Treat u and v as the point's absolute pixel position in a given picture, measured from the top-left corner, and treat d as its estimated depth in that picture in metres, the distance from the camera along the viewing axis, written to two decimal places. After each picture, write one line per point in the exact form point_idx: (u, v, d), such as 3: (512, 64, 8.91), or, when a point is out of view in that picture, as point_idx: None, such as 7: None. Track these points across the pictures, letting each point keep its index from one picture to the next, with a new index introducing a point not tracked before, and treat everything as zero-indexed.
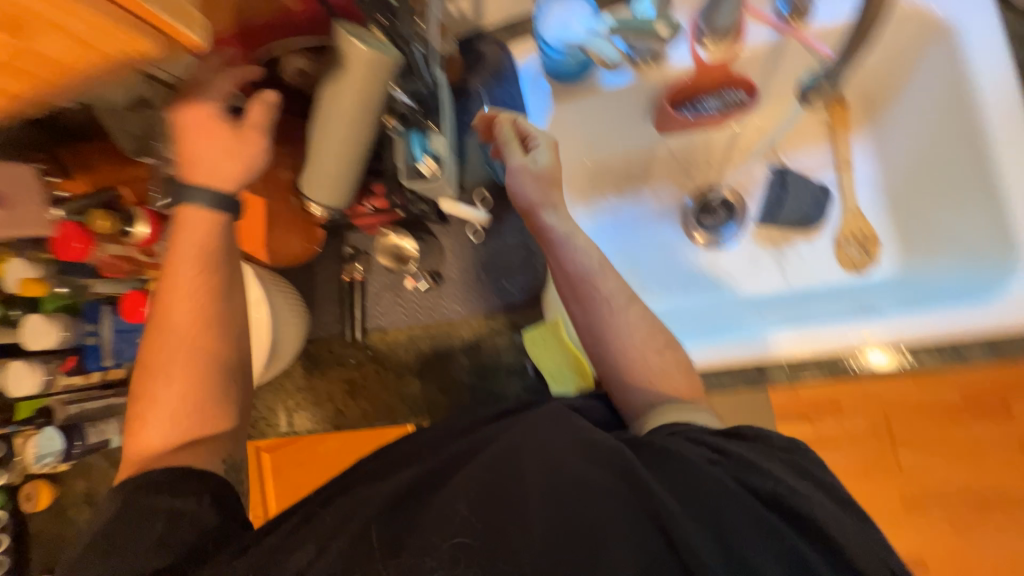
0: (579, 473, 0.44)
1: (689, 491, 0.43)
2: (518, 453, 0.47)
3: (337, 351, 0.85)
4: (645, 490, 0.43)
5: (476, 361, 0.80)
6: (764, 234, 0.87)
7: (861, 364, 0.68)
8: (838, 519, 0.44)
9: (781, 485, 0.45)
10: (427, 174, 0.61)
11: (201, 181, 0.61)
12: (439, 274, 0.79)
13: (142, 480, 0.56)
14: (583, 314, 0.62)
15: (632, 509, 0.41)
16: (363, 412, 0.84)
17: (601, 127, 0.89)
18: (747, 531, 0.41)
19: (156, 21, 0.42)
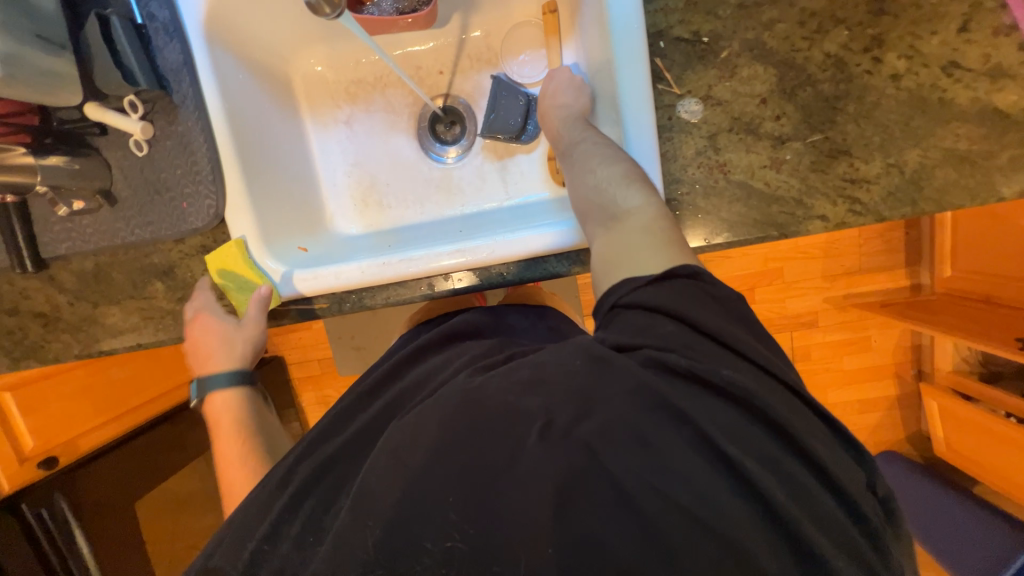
0: (564, 380, 0.47)
1: (639, 411, 0.43)
2: (508, 382, 0.49)
3: (17, 284, 0.77)
4: (508, 399, 0.47)
5: (174, 287, 0.76)
6: (489, 149, 0.88)
7: (539, 269, 0.74)
8: (642, 312, 0.50)
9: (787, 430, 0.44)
10: None
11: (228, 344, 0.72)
12: (109, 193, 0.71)
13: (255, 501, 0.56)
14: (572, 176, 0.66)
15: (493, 409, 0.47)
16: (62, 347, 0.79)
17: (298, 15, 0.77)
18: (715, 469, 0.42)
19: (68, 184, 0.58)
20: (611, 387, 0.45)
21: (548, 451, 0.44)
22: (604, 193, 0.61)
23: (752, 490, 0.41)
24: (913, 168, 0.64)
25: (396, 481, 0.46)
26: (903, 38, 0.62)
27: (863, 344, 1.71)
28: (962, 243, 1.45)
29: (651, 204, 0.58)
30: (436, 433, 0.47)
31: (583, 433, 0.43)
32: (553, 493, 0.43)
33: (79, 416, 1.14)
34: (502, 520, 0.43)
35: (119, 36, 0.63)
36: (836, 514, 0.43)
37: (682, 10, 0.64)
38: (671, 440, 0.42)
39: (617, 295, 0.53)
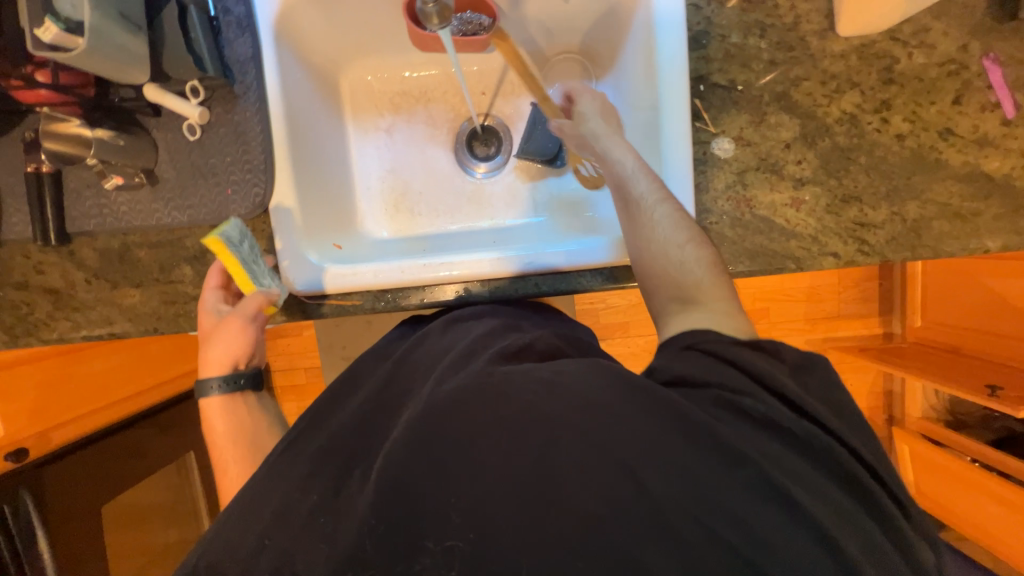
0: (606, 403, 0.46)
1: (687, 446, 0.43)
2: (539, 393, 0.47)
3: (34, 257, 0.74)
4: (531, 397, 0.47)
5: (203, 273, 0.74)
6: (523, 168, 0.93)
7: (568, 283, 0.77)
8: (714, 360, 0.50)
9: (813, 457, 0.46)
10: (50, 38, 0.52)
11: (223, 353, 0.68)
12: (152, 172, 0.71)
13: (254, 484, 0.53)
14: (626, 212, 0.67)
15: (529, 421, 0.45)
16: (70, 326, 0.75)
17: (357, 26, 0.81)
18: (755, 502, 0.42)
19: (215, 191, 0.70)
20: (635, 405, 0.45)
21: (568, 450, 0.44)
22: (637, 211, 0.65)
23: (767, 499, 0.42)
24: (914, 217, 0.72)
25: (402, 478, 0.45)
26: (907, 104, 0.71)
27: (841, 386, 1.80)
28: (931, 297, 1.57)
29: (683, 234, 0.63)
30: (451, 429, 0.46)
31: (600, 434, 0.44)
32: (570, 497, 0.42)
33: (53, 408, 1.07)
34: (512, 524, 0.42)
35: (195, 25, 0.65)
36: (855, 521, 0.43)
37: (720, 60, 0.72)
38: (718, 474, 0.42)
39: (699, 338, 0.53)
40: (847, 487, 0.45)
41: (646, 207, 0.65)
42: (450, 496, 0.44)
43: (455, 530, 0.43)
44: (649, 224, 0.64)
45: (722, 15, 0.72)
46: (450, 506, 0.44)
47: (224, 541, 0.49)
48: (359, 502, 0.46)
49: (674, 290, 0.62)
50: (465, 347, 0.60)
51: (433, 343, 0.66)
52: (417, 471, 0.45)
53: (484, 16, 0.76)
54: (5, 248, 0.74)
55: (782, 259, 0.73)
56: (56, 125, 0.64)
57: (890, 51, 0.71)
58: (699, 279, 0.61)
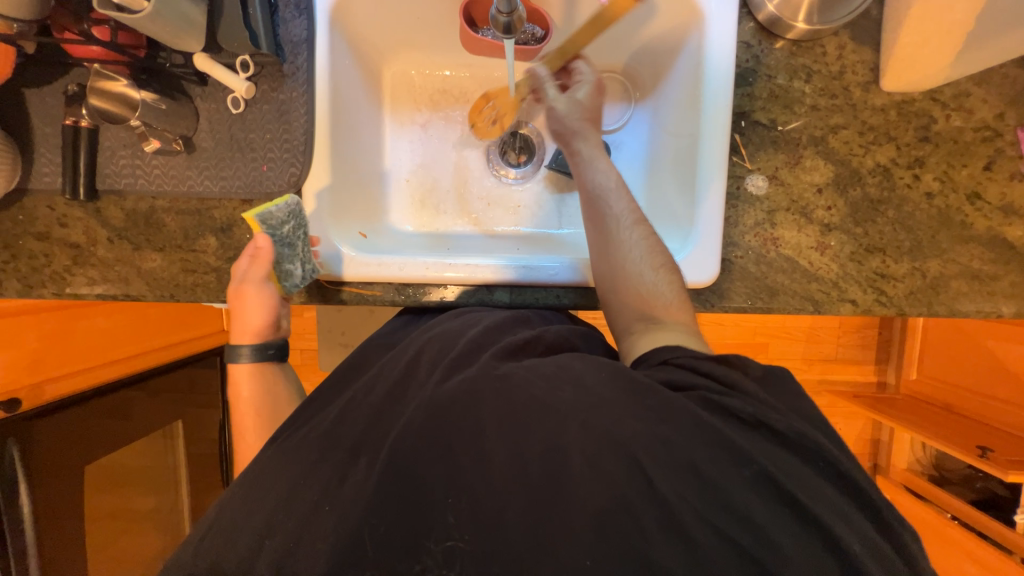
0: (604, 395, 0.47)
1: (684, 439, 0.44)
2: (538, 382, 0.49)
3: (59, 209, 0.74)
4: (542, 394, 0.47)
5: (226, 245, 0.74)
6: (552, 179, 0.93)
7: (586, 299, 0.77)
8: (689, 373, 0.52)
9: (826, 472, 0.45)
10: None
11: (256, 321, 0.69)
12: (189, 140, 0.71)
13: (261, 468, 0.53)
14: (599, 245, 0.68)
15: (531, 411, 0.46)
16: (84, 283, 0.75)
17: (410, 23, 0.82)
18: (756, 504, 0.42)
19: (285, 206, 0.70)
20: (633, 400, 0.47)
21: (578, 444, 0.44)
22: (609, 228, 0.68)
23: (778, 509, 0.42)
24: (933, 274, 0.73)
25: (409, 462, 0.46)
26: (939, 164, 0.72)
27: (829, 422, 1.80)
28: (930, 352, 1.59)
29: (657, 261, 0.66)
30: (457, 413, 0.47)
31: (609, 433, 0.44)
32: (580, 495, 0.42)
33: (51, 359, 1.05)
34: (520, 514, 0.43)
35: (254, 1, 0.66)
36: (867, 543, 0.42)
37: (763, 99, 0.73)
38: (717, 467, 0.43)
39: (675, 354, 0.55)
40: (864, 507, 0.45)
41: (619, 223, 0.67)
42: (457, 484, 0.44)
43: (463, 517, 0.43)
44: (617, 235, 0.67)
45: (771, 56, 0.73)
46: (459, 494, 0.44)
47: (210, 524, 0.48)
48: (366, 490, 0.45)
49: (638, 312, 0.64)
50: (479, 337, 0.60)
51: (441, 326, 0.66)
52: (423, 451, 0.46)
53: (538, 27, 0.78)
54: (31, 197, 0.73)
55: (801, 299, 0.73)
56: (102, 82, 0.63)
57: (929, 111, 0.72)
58: (666, 308, 0.63)
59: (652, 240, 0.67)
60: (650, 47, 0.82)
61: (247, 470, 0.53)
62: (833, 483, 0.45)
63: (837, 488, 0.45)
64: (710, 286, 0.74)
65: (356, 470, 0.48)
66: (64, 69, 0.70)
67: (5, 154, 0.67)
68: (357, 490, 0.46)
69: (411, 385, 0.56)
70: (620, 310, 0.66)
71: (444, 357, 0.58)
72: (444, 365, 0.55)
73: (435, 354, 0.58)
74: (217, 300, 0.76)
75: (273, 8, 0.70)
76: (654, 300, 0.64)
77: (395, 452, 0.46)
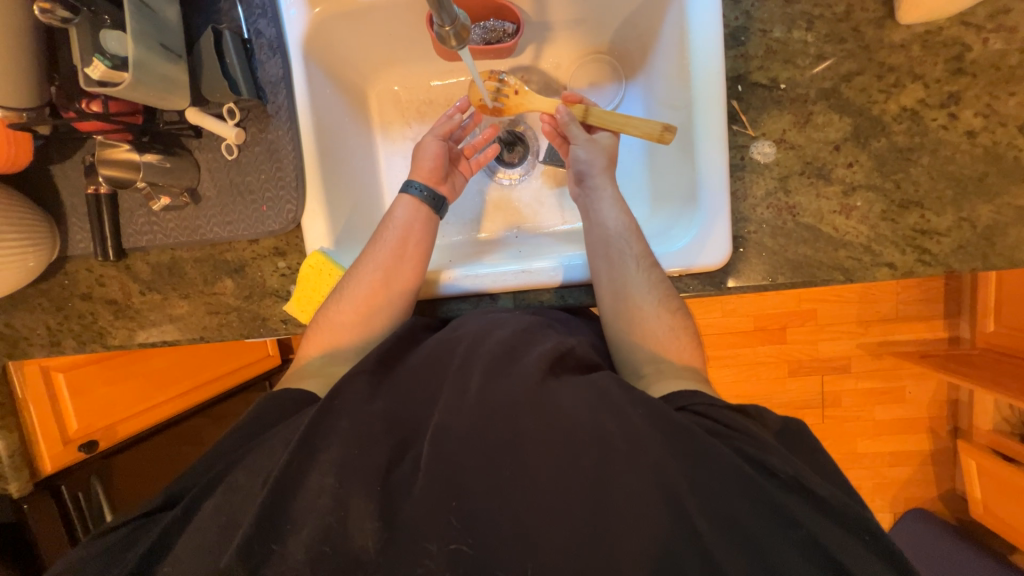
0: (631, 436, 0.50)
1: (695, 469, 0.49)
2: (560, 414, 0.52)
3: (97, 269, 0.80)
4: (570, 419, 0.52)
5: (243, 286, 0.78)
6: (549, 174, 0.91)
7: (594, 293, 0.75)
8: (703, 419, 0.54)
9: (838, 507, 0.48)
10: (96, 77, 0.57)
11: (359, 277, 0.71)
12: (195, 192, 0.74)
13: (250, 495, 0.53)
14: (612, 280, 0.68)
15: (555, 445, 0.51)
16: (128, 335, 0.81)
17: (387, 42, 0.81)
18: (757, 533, 0.47)
19: (410, 261, 0.72)
20: (666, 439, 0.51)
21: (618, 474, 0.49)
22: (620, 266, 0.68)
23: (772, 524, 0.47)
24: (985, 223, 0.64)
25: (455, 472, 0.50)
26: (979, 96, 0.63)
27: (897, 384, 1.65)
28: (1007, 299, 1.41)
29: (668, 306, 0.66)
30: (505, 432, 0.52)
31: (655, 469, 0.48)
32: (619, 520, 0.47)
33: (120, 405, 1.18)
34: (562, 537, 0.47)
35: (229, 49, 0.69)
36: (838, 546, 0.47)
37: (760, 57, 0.67)
38: (717, 485, 0.49)
39: (688, 400, 0.57)
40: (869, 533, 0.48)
41: (634, 263, 0.68)
42: (500, 504, 0.49)
43: (505, 530, 0.48)
44: (637, 287, 0.67)
45: (763, 8, 0.67)
46: (500, 508, 0.48)
47: (220, 531, 0.51)
48: (410, 497, 0.50)
49: (651, 353, 0.65)
50: (490, 345, 0.60)
51: (467, 327, 0.66)
52: (471, 464, 0.50)
53: (509, 22, 0.75)
54: (72, 262, 0.80)
55: (828, 269, 0.67)
56: (107, 150, 0.68)
57: (961, 38, 0.63)
58: (680, 355, 0.66)
59: (665, 284, 0.67)
60: (634, 20, 0.77)
61: (243, 476, 0.55)
62: (832, 518, 0.48)
63: (831, 522, 0.48)
64: (724, 268, 0.69)
65: (401, 464, 0.53)
66: (80, 142, 0.75)
67: (43, 229, 0.74)
68: (368, 508, 0.50)
69: (437, 388, 0.59)
70: (629, 347, 0.67)
71: (471, 360, 0.59)
72: (477, 372, 0.57)
73: (463, 358, 0.60)
74: (243, 337, 0.80)
75: (250, 52, 0.72)
76: (667, 341, 0.66)
77: (428, 495, 0.50)
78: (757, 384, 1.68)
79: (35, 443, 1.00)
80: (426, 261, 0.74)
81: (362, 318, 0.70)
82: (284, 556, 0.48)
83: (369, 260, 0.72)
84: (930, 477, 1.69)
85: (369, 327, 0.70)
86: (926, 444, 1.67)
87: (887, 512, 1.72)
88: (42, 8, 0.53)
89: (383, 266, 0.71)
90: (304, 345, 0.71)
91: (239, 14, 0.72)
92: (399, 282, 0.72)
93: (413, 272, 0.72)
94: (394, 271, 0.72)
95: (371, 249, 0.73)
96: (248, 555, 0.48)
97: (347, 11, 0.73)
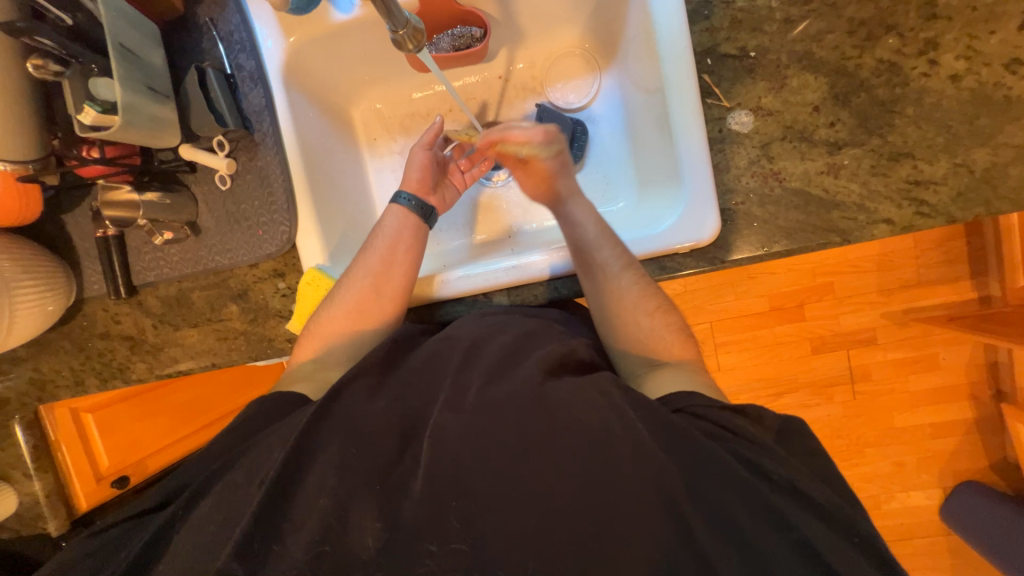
0: (634, 439, 0.49)
1: (697, 473, 0.48)
2: (561, 424, 0.52)
3: (112, 308, 0.84)
4: (574, 426, 0.51)
5: (247, 309, 0.81)
6: None
7: None
8: (707, 423, 0.52)
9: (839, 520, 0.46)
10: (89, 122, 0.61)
11: (350, 283, 0.73)
12: (194, 224, 0.78)
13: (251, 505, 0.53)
14: (591, 289, 0.68)
15: (551, 455, 0.50)
16: (145, 367, 0.84)
17: (363, 61, 0.84)
18: (752, 533, 0.45)
19: (402, 267, 0.73)
20: (671, 448, 0.49)
21: (619, 480, 0.48)
22: (598, 274, 0.68)
23: (770, 519, 0.46)
24: (983, 167, 0.62)
25: (456, 479, 0.50)
26: (958, 39, 0.62)
27: (929, 350, 1.58)
28: None
29: (652, 306, 0.66)
30: (505, 444, 0.51)
31: (655, 473, 0.47)
32: (621, 526, 0.46)
33: (149, 438, 1.23)
34: (554, 544, 0.46)
35: (214, 85, 0.72)
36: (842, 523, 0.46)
37: (727, 29, 0.67)
38: (720, 488, 0.47)
39: (688, 400, 0.55)
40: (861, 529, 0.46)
41: (611, 269, 0.67)
42: (496, 510, 0.48)
43: (506, 537, 0.47)
44: (618, 293, 0.67)
45: None
46: (500, 516, 0.48)
47: (226, 543, 0.51)
48: (408, 499, 0.50)
49: (640, 354, 0.66)
50: (492, 353, 0.60)
51: (465, 332, 0.65)
52: (471, 465, 0.50)
53: (476, 27, 0.77)
54: (89, 303, 0.84)
55: (821, 231, 0.66)
56: (107, 191, 0.71)
57: None
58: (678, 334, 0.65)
59: (647, 285, 0.67)
60: (599, 10, 0.79)
61: (242, 481, 0.55)
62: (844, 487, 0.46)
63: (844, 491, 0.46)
64: (714, 243, 0.68)
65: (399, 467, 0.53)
66: (88, 189, 0.80)
67: (59, 273, 0.78)
68: (370, 511, 0.50)
69: (435, 391, 0.60)
70: (619, 351, 0.68)
71: (474, 368, 0.60)
72: (478, 376, 0.58)
73: (463, 360, 0.60)
74: (251, 359, 0.82)
75: (234, 86, 0.75)
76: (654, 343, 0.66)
77: (426, 512, 0.49)
78: (780, 365, 1.63)
79: (70, 483, 1.03)
80: (417, 269, 0.74)
81: (352, 324, 0.71)
82: (287, 554, 0.49)
83: (360, 266, 0.73)
84: (977, 446, 1.59)
85: (358, 332, 0.71)
86: (969, 412, 1.59)
87: (936, 488, 1.62)
88: (36, 65, 0.59)
89: (374, 273, 0.72)
90: (296, 350, 0.72)
91: (221, 51, 0.75)
92: (389, 287, 0.72)
93: (404, 278, 0.73)
94: (385, 279, 0.72)
95: (362, 259, 0.74)
96: (259, 561, 0.49)
97: (321, 36, 0.76)
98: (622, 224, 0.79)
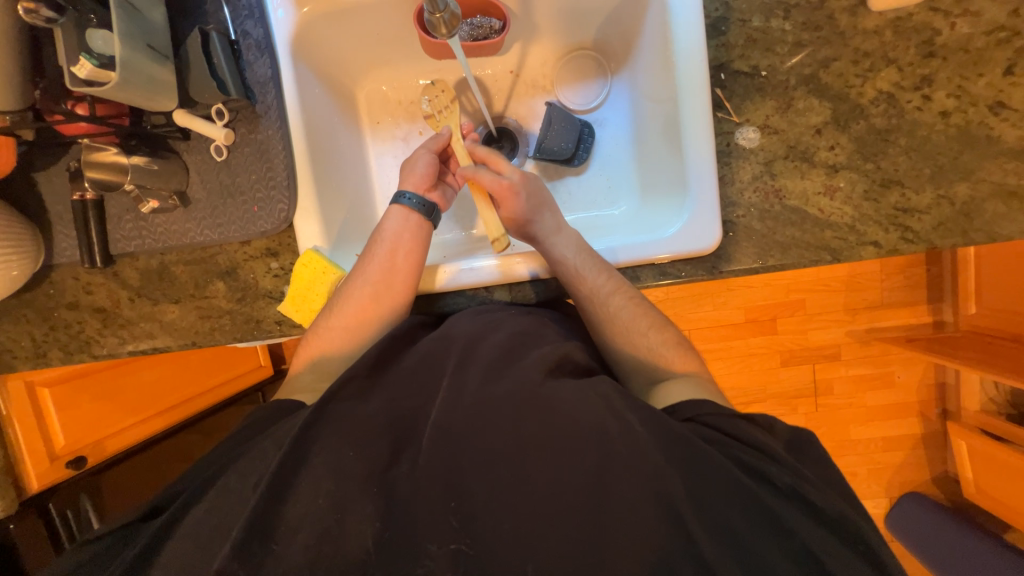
0: (634, 443, 0.50)
1: (695, 479, 0.49)
2: (561, 423, 0.52)
3: (83, 277, 0.79)
4: (574, 430, 0.51)
5: (235, 288, 0.77)
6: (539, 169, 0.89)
7: None
8: (710, 430, 0.55)
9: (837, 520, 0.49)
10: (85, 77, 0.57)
11: (349, 290, 0.71)
12: (184, 194, 0.74)
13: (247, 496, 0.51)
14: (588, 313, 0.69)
15: (552, 457, 0.50)
16: (118, 342, 0.80)
17: (374, 41, 0.82)
18: (751, 539, 0.47)
19: (403, 275, 0.71)
20: (674, 455, 0.50)
21: (620, 483, 0.48)
22: (593, 302, 0.68)
23: (766, 523, 0.47)
24: (963, 200, 0.66)
25: (457, 477, 0.50)
26: (951, 78, 0.66)
27: (886, 369, 1.68)
28: (988, 282, 1.45)
29: (647, 325, 0.68)
30: (503, 441, 0.51)
31: (655, 480, 0.48)
32: (621, 530, 0.47)
33: (110, 416, 1.15)
34: (556, 548, 0.47)
35: (217, 49, 0.69)
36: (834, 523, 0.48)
37: (741, 46, 0.69)
38: (719, 496, 0.48)
39: (699, 411, 0.57)
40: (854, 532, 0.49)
41: (603, 294, 0.68)
42: (498, 510, 0.48)
43: (506, 535, 0.47)
44: (615, 315, 0.68)
45: None
46: (501, 517, 0.48)
47: (218, 533, 0.49)
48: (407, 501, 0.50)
49: (640, 362, 0.68)
50: (489, 352, 0.60)
51: (461, 327, 0.64)
52: (470, 466, 0.50)
53: (495, 18, 0.76)
54: (58, 271, 0.79)
55: (815, 249, 0.69)
56: (93, 153, 0.67)
57: (930, 23, 0.66)
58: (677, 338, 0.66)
59: (641, 305, 0.69)
60: (616, 15, 0.79)
61: (238, 474, 0.54)
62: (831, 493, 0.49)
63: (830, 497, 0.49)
64: (715, 252, 0.70)
65: (399, 460, 0.52)
66: (65, 148, 0.74)
67: (28, 236, 0.73)
68: (370, 503, 0.50)
69: (433, 386, 0.58)
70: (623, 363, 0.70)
71: (472, 364, 0.58)
72: (475, 373, 0.57)
73: (459, 358, 0.59)
74: (237, 340, 0.79)
75: (237, 53, 0.72)
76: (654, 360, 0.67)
77: (429, 508, 0.49)
78: (751, 376, 1.70)
79: (22, 462, 1.01)
80: (419, 273, 0.72)
81: (352, 330, 0.70)
82: (282, 554, 0.48)
83: (359, 271, 0.71)
84: (923, 459, 1.71)
85: (359, 341, 0.70)
86: (918, 427, 1.70)
87: (884, 497, 1.73)
88: (26, 8, 0.53)
89: (375, 279, 0.70)
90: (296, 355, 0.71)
91: (226, 15, 0.72)
92: (389, 294, 0.70)
93: (406, 287, 0.71)
94: (387, 286, 0.70)
95: (362, 265, 0.71)
96: (252, 551, 0.47)
97: (334, 10, 0.74)
98: (624, 227, 0.80)
